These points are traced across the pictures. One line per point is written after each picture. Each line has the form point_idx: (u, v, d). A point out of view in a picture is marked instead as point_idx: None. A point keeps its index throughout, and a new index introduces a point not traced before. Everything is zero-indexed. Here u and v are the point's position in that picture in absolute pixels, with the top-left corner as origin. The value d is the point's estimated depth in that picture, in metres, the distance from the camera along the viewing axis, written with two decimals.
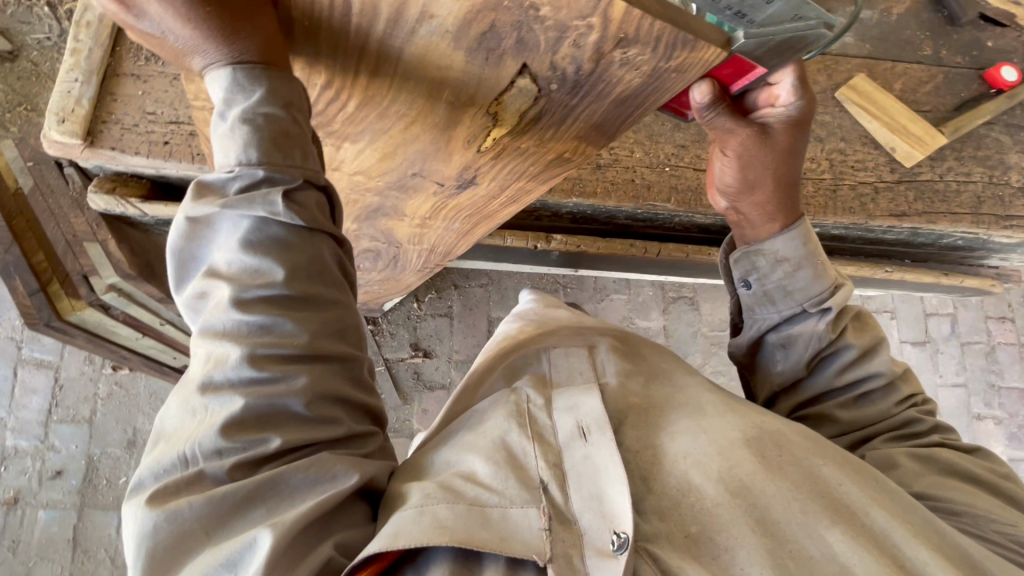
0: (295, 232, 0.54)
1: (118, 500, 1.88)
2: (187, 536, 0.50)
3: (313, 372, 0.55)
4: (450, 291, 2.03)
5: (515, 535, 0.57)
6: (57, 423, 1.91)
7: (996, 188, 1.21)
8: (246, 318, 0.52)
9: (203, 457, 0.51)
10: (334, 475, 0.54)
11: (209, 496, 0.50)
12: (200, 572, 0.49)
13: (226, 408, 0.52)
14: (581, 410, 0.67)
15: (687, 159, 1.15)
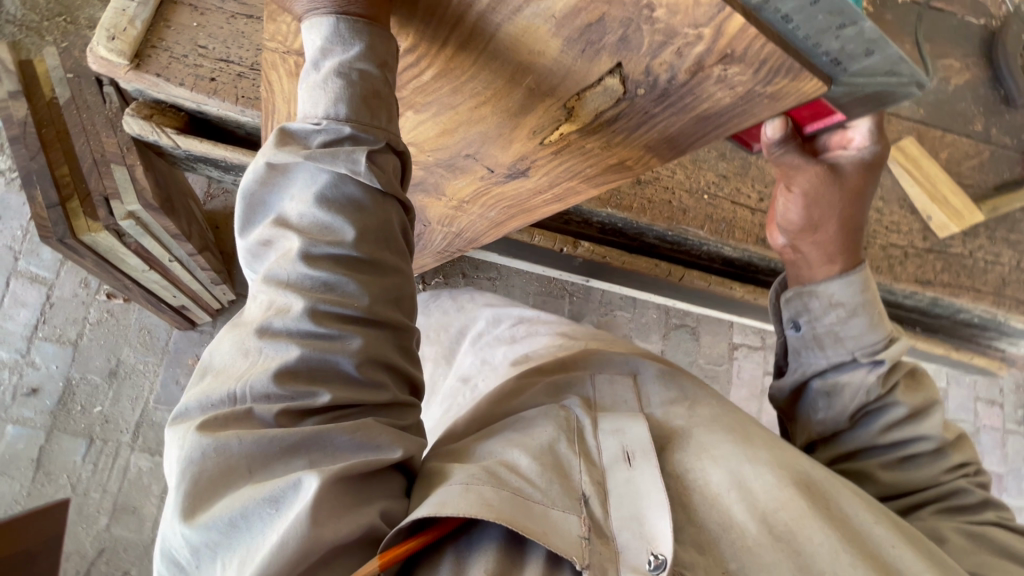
0: (370, 194, 0.56)
1: (90, 431, 1.85)
2: (229, 468, 0.50)
3: (366, 337, 0.56)
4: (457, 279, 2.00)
5: (555, 533, 0.56)
6: (42, 340, 1.88)
7: (1022, 273, 1.21)
8: (306, 273, 0.54)
9: (253, 398, 0.52)
10: (377, 439, 0.56)
11: (256, 434, 0.51)
12: (243, 505, 0.49)
13: (281, 355, 0.53)
14: (626, 436, 0.67)
15: (727, 191, 1.16)
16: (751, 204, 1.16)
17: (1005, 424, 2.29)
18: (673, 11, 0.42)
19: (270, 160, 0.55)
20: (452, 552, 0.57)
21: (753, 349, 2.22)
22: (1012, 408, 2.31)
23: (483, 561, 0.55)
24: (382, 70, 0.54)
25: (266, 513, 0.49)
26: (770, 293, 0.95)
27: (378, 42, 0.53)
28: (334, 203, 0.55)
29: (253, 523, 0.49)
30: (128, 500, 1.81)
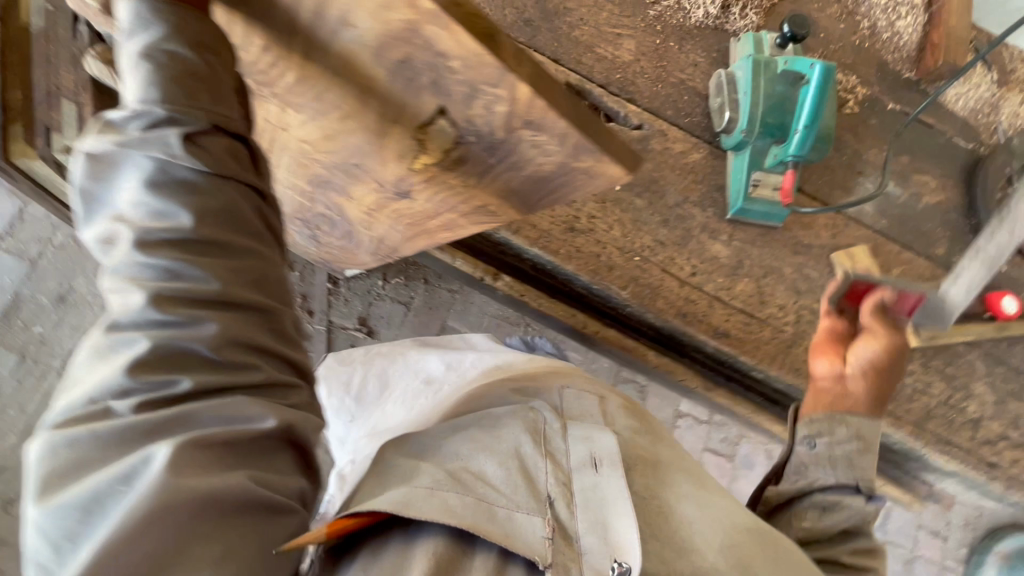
0: (203, 176, 0.56)
1: (24, 349, 1.87)
2: (85, 459, 0.50)
3: (223, 320, 0.57)
4: (417, 282, 2.02)
5: (518, 532, 0.60)
6: (3, 251, 1.92)
7: (949, 409, 1.17)
8: (145, 262, 0.55)
9: (105, 396, 0.52)
10: (248, 412, 0.56)
11: (108, 426, 0.51)
12: (98, 487, 0.49)
13: (130, 349, 0.53)
14: (595, 443, 0.71)
15: (660, 258, 1.15)
16: (682, 276, 1.15)
17: (943, 560, 2.19)
18: (467, 65, 0.41)
19: (88, 150, 0.56)
20: (400, 535, 0.60)
21: (698, 421, 2.16)
22: (955, 545, 2.20)
23: (427, 545, 0.58)
24: (200, 51, 0.55)
25: (120, 492, 0.49)
26: (788, 416, 1.03)
27: (188, 22, 0.55)
28: (163, 188, 0.55)
29: (109, 509, 0.49)
30: None
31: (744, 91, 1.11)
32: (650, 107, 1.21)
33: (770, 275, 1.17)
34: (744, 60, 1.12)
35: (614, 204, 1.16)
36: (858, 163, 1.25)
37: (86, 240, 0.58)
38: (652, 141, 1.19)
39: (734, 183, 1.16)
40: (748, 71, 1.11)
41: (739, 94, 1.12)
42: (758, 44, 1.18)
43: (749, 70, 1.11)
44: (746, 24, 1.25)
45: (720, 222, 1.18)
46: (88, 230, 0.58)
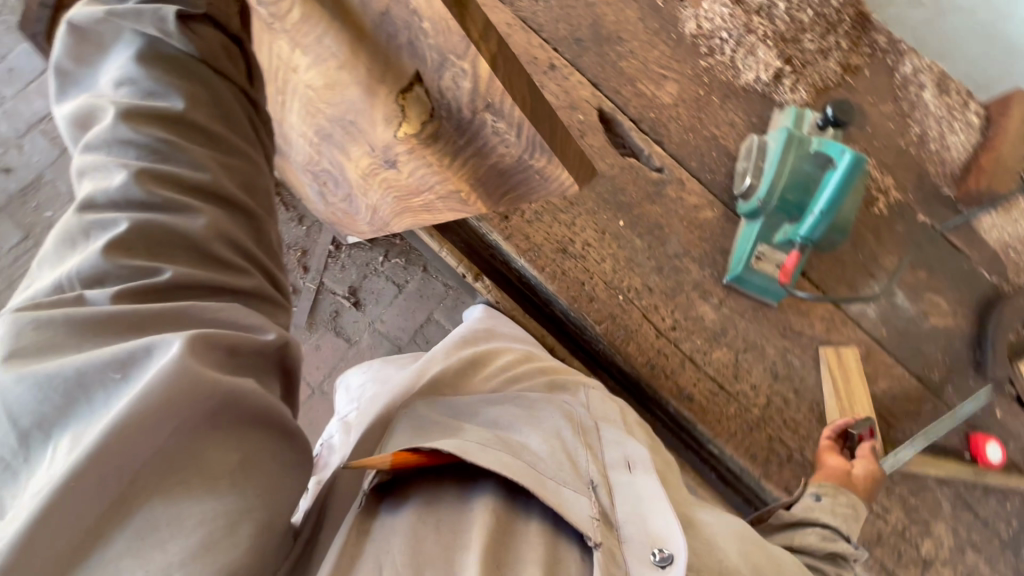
0: (192, 58, 0.54)
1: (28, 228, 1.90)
2: (63, 339, 0.42)
3: (213, 216, 0.51)
4: (416, 268, 2.02)
5: (566, 503, 0.58)
6: (39, 132, 1.97)
7: (900, 540, 1.10)
8: (130, 138, 0.49)
9: (80, 283, 0.45)
10: (244, 322, 0.51)
11: (84, 311, 0.43)
12: (82, 365, 0.41)
13: (110, 231, 0.46)
14: (627, 448, 0.71)
15: (644, 302, 1.12)
16: (660, 327, 1.12)
17: None
18: (437, 31, 0.44)
19: (73, 22, 0.53)
20: (457, 491, 0.61)
21: None
22: None
23: (485, 503, 0.58)
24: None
25: (111, 377, 0.41)
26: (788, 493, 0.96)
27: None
28: (152, 66, 0.52)
29: (96, 397, 0.41)
30: None
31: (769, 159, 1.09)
32: (676, 153, 1.19)
33: (751, 351, 1.13)
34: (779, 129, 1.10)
35: (613, 238, 1.14)
36: (870, 264, 1.21)
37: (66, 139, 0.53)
38: (669, 187, 1.17)
39: (739, 249, 1.13)
40: (779, 140, 1.09)
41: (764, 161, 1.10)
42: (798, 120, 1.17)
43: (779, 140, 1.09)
44: (794, 98, 1.23)
45: (715, 284, 1.15)
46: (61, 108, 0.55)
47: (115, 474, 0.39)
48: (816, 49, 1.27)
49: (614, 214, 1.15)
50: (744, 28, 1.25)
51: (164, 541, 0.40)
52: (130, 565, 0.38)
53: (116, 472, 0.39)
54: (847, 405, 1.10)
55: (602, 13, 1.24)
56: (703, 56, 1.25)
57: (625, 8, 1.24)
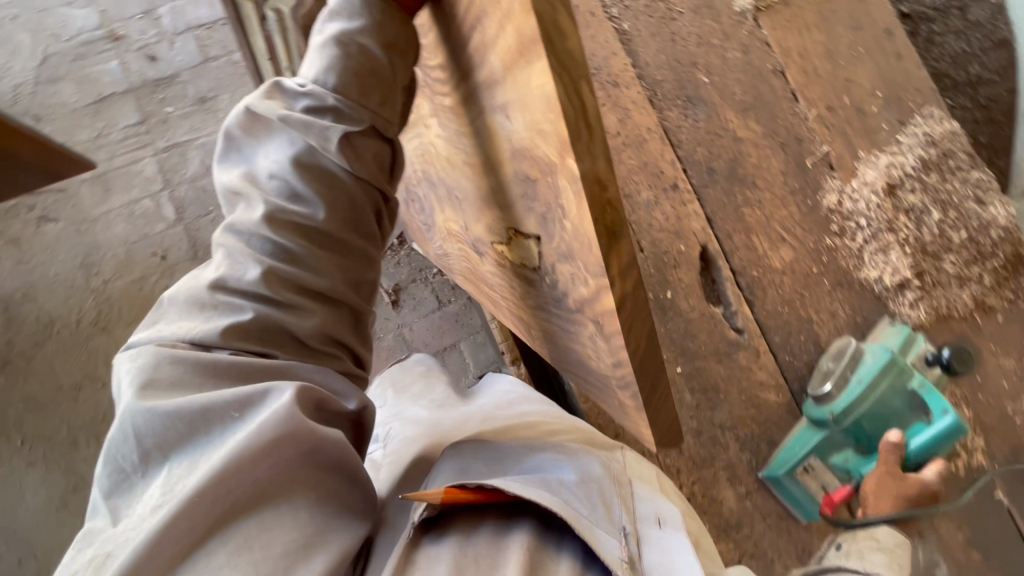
0: (343, 176, 0.62)
1: (147, 116, 2.03)
2: (186, 378, 0.57)
3: (322, 315, 0.64)
4: (463, 295, 2.00)
5: (601, 543, 0.62)
6: (194, 37, 2.09)
7: None
8: (270, 239, 0.61)
9: (198, 345, 0.59)
10: (334, 387, 0.65)
11: (205, 358, 0.58)
12: (209, 403, 0.55)
13: (236, 315, 0.60)
14: (659, 508, 0.76)
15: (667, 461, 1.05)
16: None
17: None
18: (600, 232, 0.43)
19: (249, 104, 0.64)
20: (493, 524, 0.65)
21: None
22: None
23: (521, 538, 0.62)
24: (385, 52, 0.62)
25: (230, 416, 0.56)
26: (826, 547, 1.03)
27: (385, 25, 0.61)
28: (305, 176, 0.61)
29: (214, 430, 0.55)
30: (111, 179, 1.98)
31: (867, 376, 1.00)
32: (764, 321, 1.11)
33: (756, 559, 1.03)
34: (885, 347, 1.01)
35: None
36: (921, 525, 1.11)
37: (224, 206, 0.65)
38: (742, 352, 1.09)
39: (788, 449, 1.03)
40: (886, 361, 1.00)
41: (859, 375, 1.00)
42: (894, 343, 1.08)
43: (885, 362, 1.00)
44: (910, 316, 1.13)
45: (749, 472, 1.05)
46: (218, 169, 0.66)
47: (223, 497, 0.52)
48: (955, 273, 1.15)
49: (675, 358, 1.08)
50: (886, 223, 1.16)
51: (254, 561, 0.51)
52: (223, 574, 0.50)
53: (225, 494, 0.52)
54: None
55: (746, 152, 1.18)
56: (832, 233, 1.17)
57: (772, 156, 1.18)
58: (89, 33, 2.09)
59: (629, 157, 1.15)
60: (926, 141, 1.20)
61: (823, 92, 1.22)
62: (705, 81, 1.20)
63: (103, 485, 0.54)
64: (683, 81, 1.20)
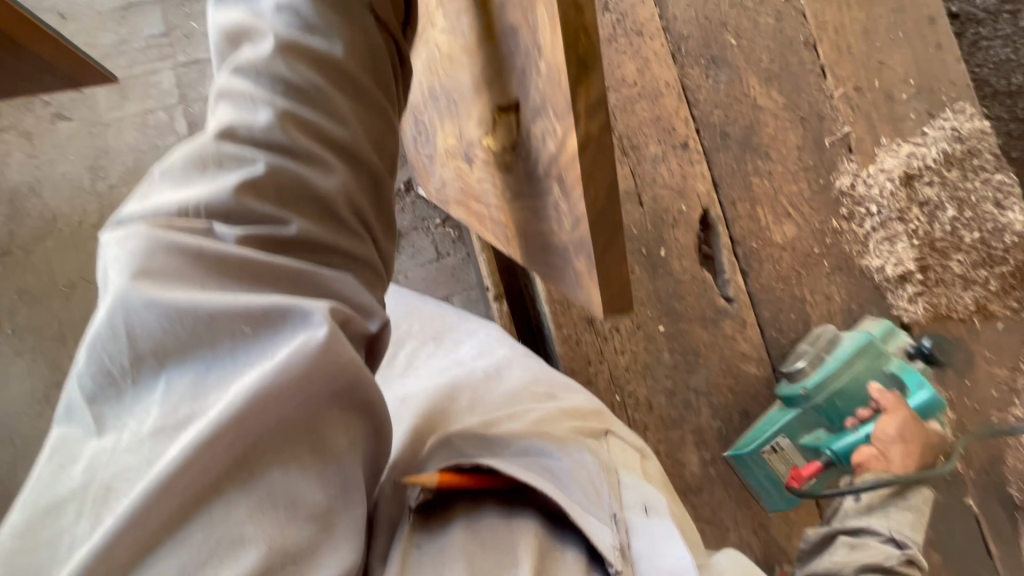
0: (360, 7, 0.63)
1: (171, 28, 2.01)
2: (187, 269, 0.54)
3: (341, 172, 0.62)
4: (462, 249, 1.98)
5: (593, 530, 0.64)
6: None
7: None
8: (280, 72, 0.60)
9: (208, 213, 0.57)
10: (361, 301, 0.62)
11: (215, 249, 0.55)
12: (227, 317, 0.53)
13: (247, 168, 0.57)
14: (648, 494, 0.73)
15: (636, 415, 1.03)
16: None
17: None
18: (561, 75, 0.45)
19: None
20: (497, 507, 0.68)
21: None
22: None
23: (525, 532, 0.64)
24: None
25: (243, 330, 0.54)
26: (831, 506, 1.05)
27: None
28: (318, 5, 0.61)
29: (223, 343, 0.53)
30: (128, 86, 1.97)
31: (840, 356, 0.99)
32: (755, 293, 1.09)
33: (712, 525, 1.03)
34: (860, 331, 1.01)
35: (644, 339, 1.05)
36: None
37: (218, 71, 0.62)
38: (728, 321, 1.07)
39: (759, 428, 1.02)
40: (859, 342, 1.00)
41: (832, 355, 1.00)
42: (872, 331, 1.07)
43: (858, 342, 1.00)
44: (907, 311, 1.11)
45: (718, 440, 1.04)
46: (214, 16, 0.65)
47: (244, 436, 0.51)
48: (960, 274, 1.12)
49: (659, 316, 1.06)
50: (897, 212, 1.12)
51: (274, 508, 0.52)
52: (240, 501, 0.51)
53: (244, 433, 0.51)
54: None
55: (764, 122, 1.14)
56: (839, 216, 1.13)
57: (790, 129, 1.15)
58: None
59: (643, 109, 1.12)
60: (953, 135, 1.15)
61: (854, 72, 1.18)
62: (732, 43, 1.16)
63: (88, 386, 0.52)
64: (709, 40, 1.16)
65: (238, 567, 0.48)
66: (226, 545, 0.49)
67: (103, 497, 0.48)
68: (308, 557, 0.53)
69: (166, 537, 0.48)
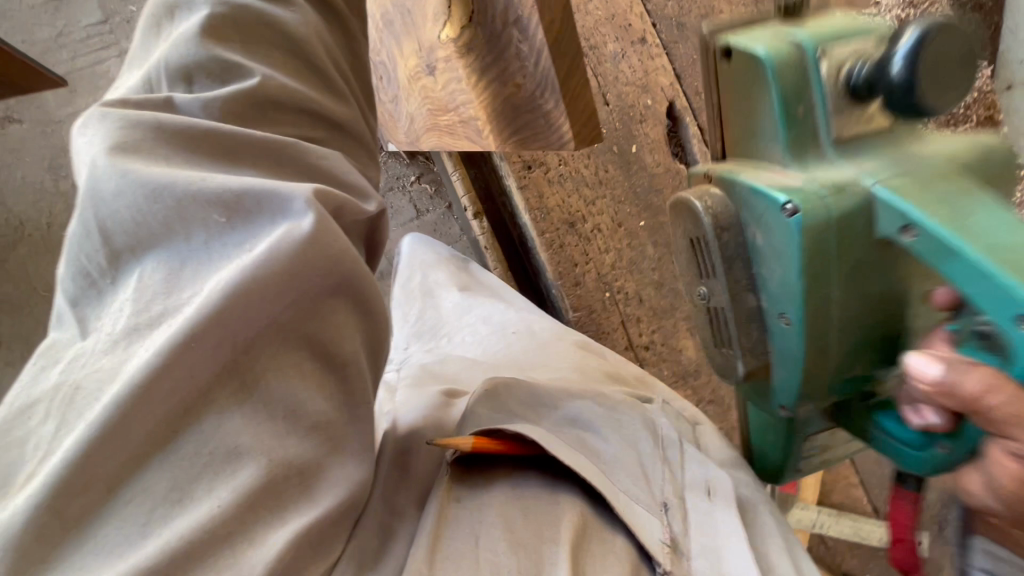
0: None
1: (108, 15, 1.94)
2: (151, 145, 0.53)
3: (302, 17, 0.64)
4: (440, 203, 1.97)
5: (638, 522, 0.65)
6: None
7: None
8: None
9: (172, 69, 0.58)
10: (354, 185, 0.63)
11: (175, 121, 0.55)
12: (196, 203, 0.51)
13: (198, 13, 0.59)
14: (710, 471, 0.74)
15: (625, 305, 1.17)
16: (630, 334, 1.17)
17: None
18: None
19: None
20: (536, 474, 0.70)
21: None
22: None
23: (567, 507, 0.66)
24: None
25: (214, 217, 0.52)
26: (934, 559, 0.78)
27: None
28: None
29: (194, 231, 0.52)
30: (74, 80, 1.91)
31: (800, 327, 0.71)
32: None
33: None
34: (800, 222, 0.66)
35: (626, 235, 1.16)
36: None
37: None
38: None
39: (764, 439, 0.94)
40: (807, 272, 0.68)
41: (790, 323, 0.72)
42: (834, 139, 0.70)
43: (810, 279, 0.68)
44: None
45: None
46: None
47: (230, 338, 0.51)
48: None
49: (638, 212, 1.17)
50: None
51: (272, 418, 0.53)
52: (231, 403, 0.51)
53: (230, 337, 0.51)
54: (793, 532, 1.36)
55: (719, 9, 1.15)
56: None
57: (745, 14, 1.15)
58: None
59: (596, 10, 1.12)
60: (905, 2, 1.13)
61: None
62: None
63: (71, 291, 0.52)
64: None
65: (238, 480, 0.50)
66: (223, 455, 0.50)
67: (71, 398, 0.48)
68: (314, 471, 0.56)
69: (157, 450, 0.48)
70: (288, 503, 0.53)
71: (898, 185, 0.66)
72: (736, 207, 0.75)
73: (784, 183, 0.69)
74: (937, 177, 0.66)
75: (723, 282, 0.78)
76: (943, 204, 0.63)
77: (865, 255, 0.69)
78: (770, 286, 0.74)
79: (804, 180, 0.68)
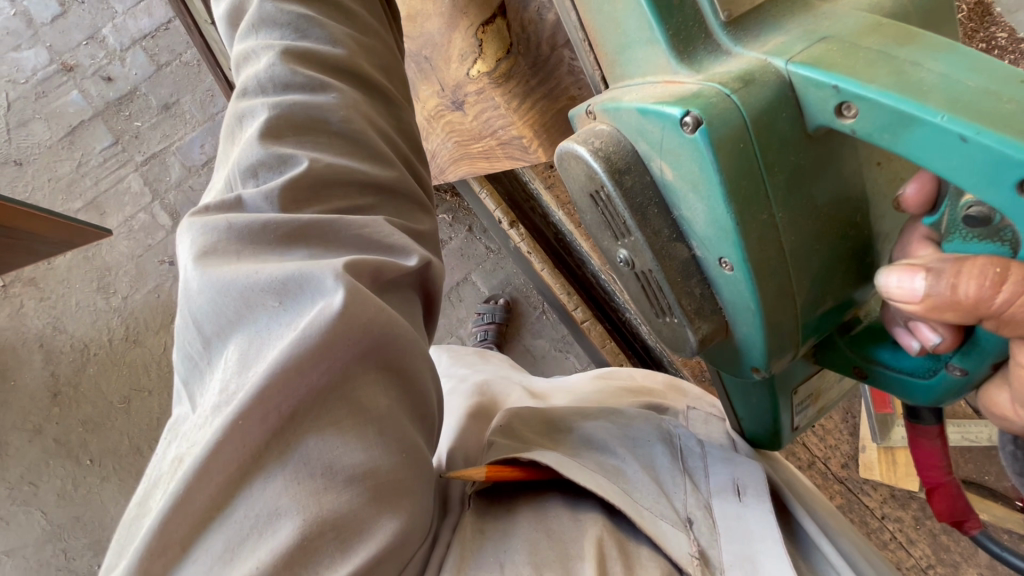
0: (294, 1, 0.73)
1: (119, 135, 2.08)
2: (226, 248, 0.58)
3: (344, 101, 0.69)
4: (462, 228, 2.04)
5: (665, 537, 0.67)
6: (140, 49, 2.14)
7: None
8: (272, 47, 0.70)
9: (244, 174, 0.63)
10: (391, 243, 0.65)
11: (243, 220, 0.59)
12: (256, 284, 0.55)
13: (261, 120, 0.65)
14: (739, 473, 0.78)
15: None
16: None
17: None
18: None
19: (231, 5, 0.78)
20: (559, 496, 0.74)
21: None
22: None
23: (594, 528, 0.68)
24: None
25: (271, 303, 0.55)
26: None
27: None
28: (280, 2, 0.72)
29: (259, 317, 0.55)
30: (102, 202, 2.03)
31: (745, 272, 0.63)
32: None
33: None
34: (705, 134, 0.57)
35: None
36: None
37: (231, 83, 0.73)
38: None
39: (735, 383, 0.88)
40: (734, 198, 0.59)
41: (732, 267, 0.64)
42: (726, 26, 0.64)
43: (741, 204, 0.59)
44: None
45: None
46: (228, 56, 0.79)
47: (277, 408, 0.51)
48: None
49: None
50: None
51: (311, 476, 0.51)
52: (278, 467, 0.51)
53: (277, 406, 0.51)
54: (887, 467, 1.41)
55: None
56: None
57: None
58: (43, 71, 2.13)
59: None
60: None
61: None
62: None
63: (181, 370, 0.58)
64: None
65: (276, 538, 0.49)
66: (264, 518, 0.49)
67: (175, 468, 0.52)
68: (350, 527, 0.52)
69: (218, 514, 0.50)
70: (325, 560, 0.50)
71: (813, 57, 0.58)
72: (628, 138, 0.67)
73: (674, 96, 0.61)
74: (859, 34, 0.59)
75: (643, 235, 0.68)
76: (870, 63, 0.56)
77: (794, 151, 0.60)
78: (697, 229, 0.65)
79: (699, 85, 0.60)
